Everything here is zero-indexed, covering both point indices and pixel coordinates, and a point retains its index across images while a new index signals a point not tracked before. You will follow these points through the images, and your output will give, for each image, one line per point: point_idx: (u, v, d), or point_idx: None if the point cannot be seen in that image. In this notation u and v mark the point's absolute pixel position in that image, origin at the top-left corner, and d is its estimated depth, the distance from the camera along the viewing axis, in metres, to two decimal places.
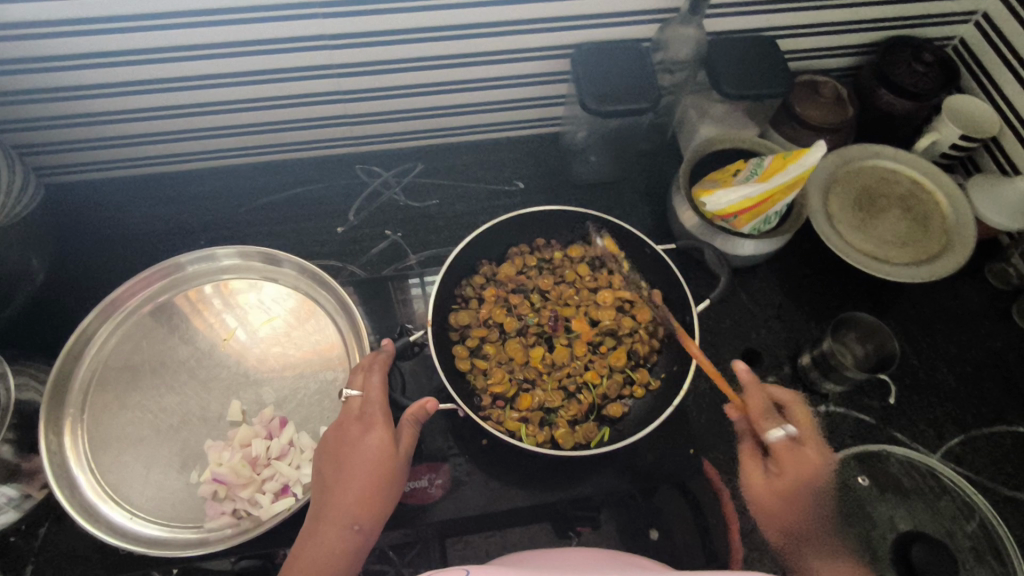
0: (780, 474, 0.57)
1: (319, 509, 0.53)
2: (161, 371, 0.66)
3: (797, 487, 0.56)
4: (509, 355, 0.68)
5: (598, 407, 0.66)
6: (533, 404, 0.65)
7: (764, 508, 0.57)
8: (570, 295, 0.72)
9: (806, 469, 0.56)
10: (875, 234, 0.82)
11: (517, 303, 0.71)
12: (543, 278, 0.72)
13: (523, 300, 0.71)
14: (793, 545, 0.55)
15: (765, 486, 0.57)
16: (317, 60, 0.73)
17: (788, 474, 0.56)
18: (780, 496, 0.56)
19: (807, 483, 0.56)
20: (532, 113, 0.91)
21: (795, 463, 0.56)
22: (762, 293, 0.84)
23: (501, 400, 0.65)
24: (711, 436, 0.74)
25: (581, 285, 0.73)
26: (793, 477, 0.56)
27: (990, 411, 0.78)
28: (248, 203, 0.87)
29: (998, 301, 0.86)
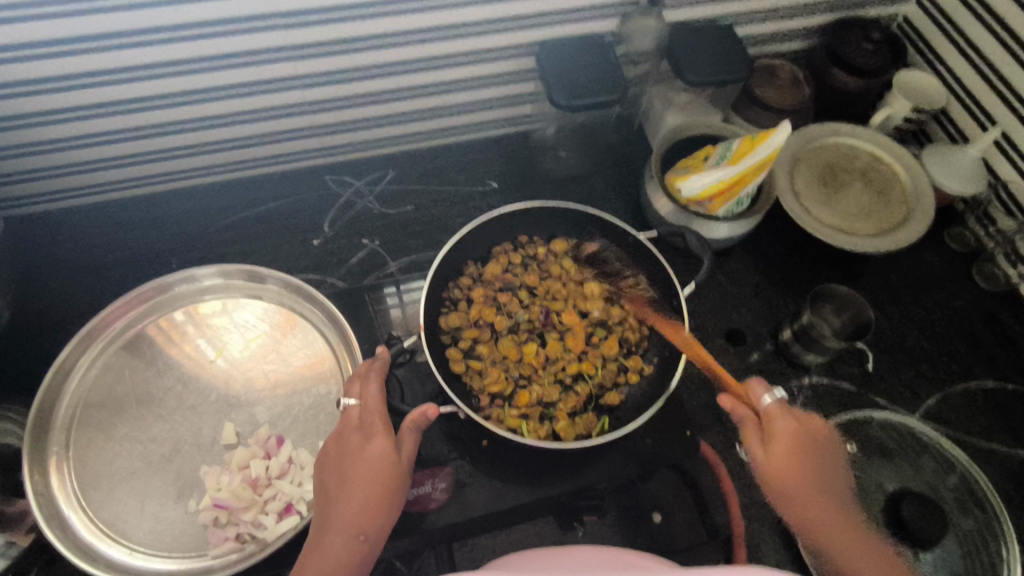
0: (776, 448, 0.58)
1: (323, 520, 0.52)
2: (147, 399, 0.64)
3: (805, 466, 0.57)
4: (502, 353, 0.69)
5: (595, 397, 0.67)
6: (531, 400, 0.66)
7: (785, 489, 0.56)
8: (558, 289, 0.73)
9: (807, 446, 0.58)
10: (840, 208, 0.85)
11: (506, 301, 0.71)
12: (530, 274, 0.73)
13: (511, 298, 0.72)
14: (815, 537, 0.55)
15: (767, 461, 0.58)
16: (283, 71, 0.73)
17: (779, 456, 0.57)
18: (783, 486, 0.56)
19: (799, 460, 0.57)
20: (500, 113, 0.92)
21: (771, 428, 0.59)
22: (738, 273, 0.86)
23: (499, 398, 0.66)
24: (703, 417, 0.76)
25: (568, 279, 0.74)
26: (790, 462, 0.57)
27: (961, 368, 0.82)
28: (219, 223, 0.85)
29: (959, 263, 0.90)
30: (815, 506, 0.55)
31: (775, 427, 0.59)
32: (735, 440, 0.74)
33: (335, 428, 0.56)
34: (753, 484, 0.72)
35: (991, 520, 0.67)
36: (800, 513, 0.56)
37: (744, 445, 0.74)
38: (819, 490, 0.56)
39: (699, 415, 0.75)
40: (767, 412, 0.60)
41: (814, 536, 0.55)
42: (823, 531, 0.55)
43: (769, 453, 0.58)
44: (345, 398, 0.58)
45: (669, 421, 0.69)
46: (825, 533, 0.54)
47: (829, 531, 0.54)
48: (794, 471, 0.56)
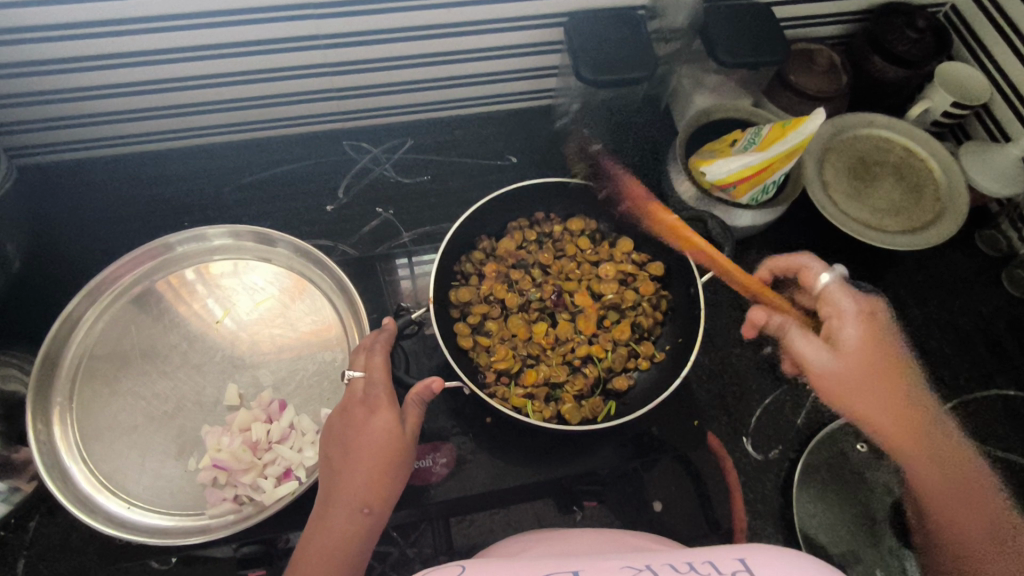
0: (847, 360, 0.59)
1: (328, 493, 0.52)
2: (152, 356, 0.64)
3: (878, 365, 0.59)
4: (512, 331, 0.67)
5: (603, 381, 0.66)
6: (536, 381, 0.65)
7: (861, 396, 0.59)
8: (572, 268, 0.71)
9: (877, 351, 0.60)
10: (869, 203, 0.82)
11: (520, 278, 0.70)
12: (544, 252, 0.71)
13: (524, 275, 0.71)
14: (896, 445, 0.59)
15: (846, 369, 0.59)
16: (304, 30, 0.71)
17: (865, 368, 0.59)
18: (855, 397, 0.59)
19: (889, 363, 0.61)
20: (523, 85, 0.89)
21: (847, 339, 0.60)
22: (758, 264, 0.84)
23: (505, 376, 0.65)
24: (712, 408, 0.74)
25: (583, 259, 0.72)
26: (882, 369, 0.60)
27: (983, 376, 0.80)
28: (232, 183, 0.84)
29: (989, 267, 0.87)
30: (896, 413, 0.58)
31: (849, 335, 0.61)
32: (742, 434, 0.73)
33: (341, 399, 0.56)
34: (758, 479, 0.71)
35: None
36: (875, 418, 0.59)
37: (752, 440, 0.73)
38: (903, 374, 0.62)
39: (710, 406, 0.74)
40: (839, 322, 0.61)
41: (897, 435, 0.59)
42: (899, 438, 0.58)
43: (842, 361, 0.60)
44: (350, 370, 0.57)
45: (678, 410, 0.68)
46: (911, 433, 0.58)
47: (910, 430, 0.58)
48: (882, 381, 0.59)
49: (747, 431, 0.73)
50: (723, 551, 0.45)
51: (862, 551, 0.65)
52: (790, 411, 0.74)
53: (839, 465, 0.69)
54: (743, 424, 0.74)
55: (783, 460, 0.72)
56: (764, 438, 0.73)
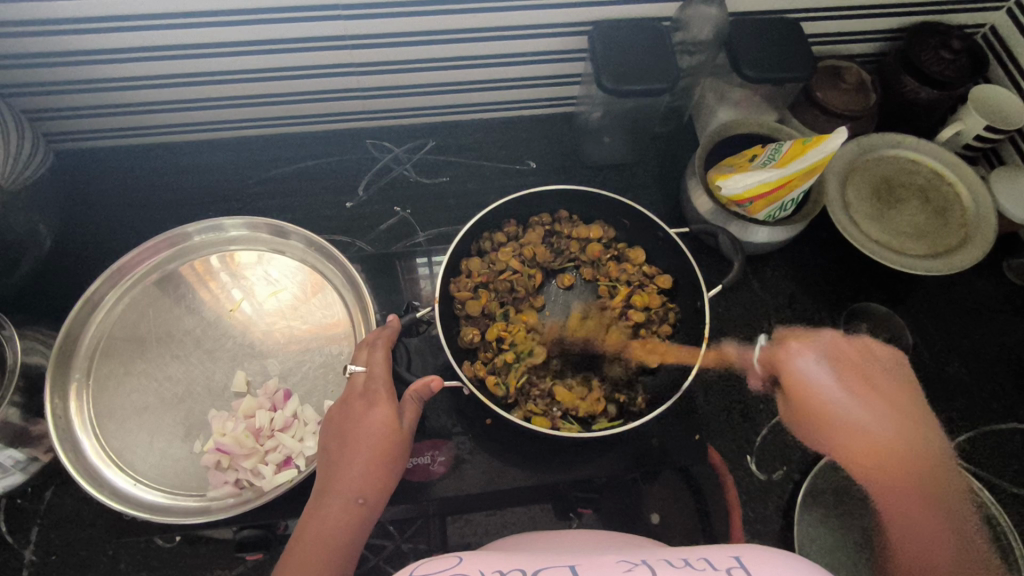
0: (841, 394, 0.58)
1: (325, 481, 0.53)
2: (166, 340, 0.66)
3: (886, 436, 0.56)
4: (503, 343, 0.63)
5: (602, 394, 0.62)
6: (519, 382, 0.61)
7: (909, 521, 0.54)
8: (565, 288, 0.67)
9: (873, 382, 0.59)
10: (893, 225, 0.80)
11: (516, 278, 0.66)
12: (545, 257, 0.68)
13: (524, 278, 0.66)
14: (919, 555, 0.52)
15: (842, 412, 0.57)
16: (331, 30, 0.72)
17: (854, 379, 0.59)
18: (867, 395, 0.58)
19: (940, 512, 0.53)
20: (545, 92, 0.90)
21: (832, 390, 0.58)
22: (773, 281, 0.84)
23: (495, 375, 0.61)
24: (716, 424, 0.74)
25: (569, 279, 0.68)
26: (856, 410, 0.57)
27: (1000, 407, 0.77)
28: (257, 176, 0.86)
29: (1015, 297, 0.84)
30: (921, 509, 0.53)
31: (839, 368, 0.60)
32: (747, 452, 0.73)
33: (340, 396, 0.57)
34: (759, 498, 0.70)
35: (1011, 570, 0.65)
36: (890, 451, 0.55)
37: (756, 458, 0.72)
38: (913, 483, 0.54)
39: (713, 421, 0.74)
40: (818, 354, 0.61)
41: (878, 467, 0.55)
42: (910, 517, 0.54)
43: (870, 433, 0.56)
44: (353, 364, 0.58)
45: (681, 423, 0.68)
46: (950, 530, 0.52)
47: (921, 476, 0.55)
48: (908, 461, 0.55)
49: (752, 450, 0.72)
50: (718, 549, 0.44)
51: None
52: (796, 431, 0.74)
53: (844, 491, 0.68)
54: (748, 442, 0.73)
55: (787, 482, 0.71)
56: (767, 456, 0.72)
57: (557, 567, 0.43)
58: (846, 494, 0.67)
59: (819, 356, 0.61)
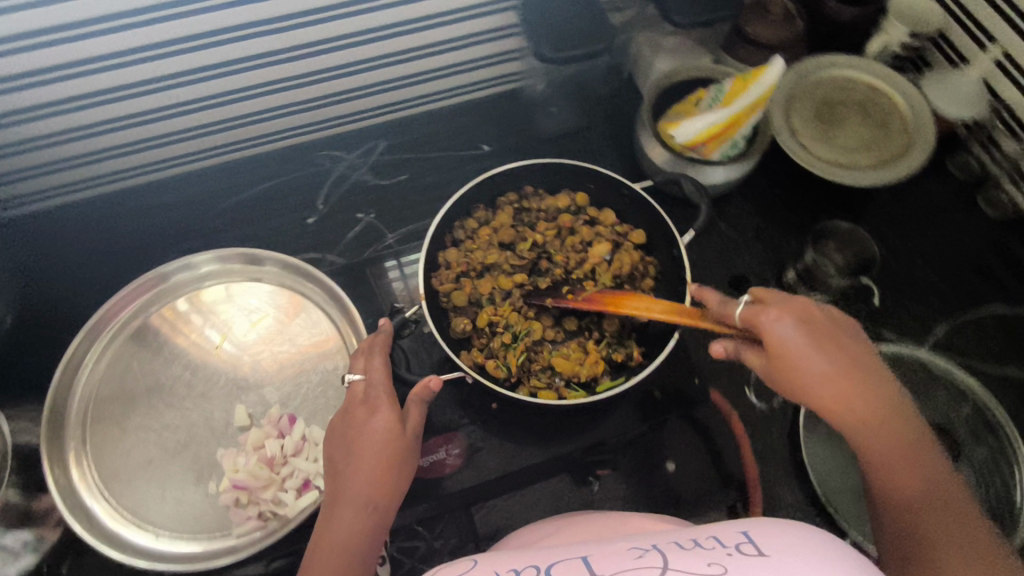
0: (807, 354, 0.49)
1: (334, 494, 0.52)
2: (157, 390, 0.64)
3: (876, 390, 0.50)
4: (497, 327, 0.62)
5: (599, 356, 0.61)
6: (521, 362, 0.60)
7: (891, 469, 0.49)
8: (541, 264, 0.65)
9: (851, 347, 0.51)
10: (839, 143, 0.83)
11: (493, 263, 0.65)
12: (518, 235, 0.66)
13: (500, 260, 0.65)
14: (903, 507, 0.48)
15: (839, 378, 0.49)
16: (263, 47, 0.71)
17: (814, 336, 0.50)
18: (823, 344, 0.50)
19: (915, 452, 0.49)
20: (486, 73, 0.89)
21: (799, 348, 0.50)
22: (738, 218, 0.86)
23: (494, 359, 0.60)
24: (713, 365, 0.76)
25: (544, 253, 0.66)
26: (853, 362, 0.50)
27: (970, 297, 0.81)
28: (213, 208, 0.85)
29: (963, 192, 0.88)
30: (857, 413, 0.49)
31: (808, 323, 0.51)
32: (745, 386, 0.75)
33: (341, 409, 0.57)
34: (764, 427, 0.73)
35: (1004, 446, 0.71)
36: (837, 398, 0.49)
37: (755, 389, 0.75)
38: (890, 428, 0.49)
39: (708, 363, 0.76)
40: (782, 312, 0.51)
41: (845, 419, 0.49)
42: (905, 482, 0.49)
43: (857, 393, 0.49)
44: (351, 374, 0.58)
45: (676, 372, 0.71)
46: (911, 453, 0.49)
47: (891, 421, 0.49)
48: (885, 418, 0.49)
49: (749, 382, 0.75)
50: (730, 525, 0.45)
51: None
52: None
53: None
54: (745, 376, 0.76)
55: (787, 405, 0.74)
56: (765, 385, 0.75)
57: (569, 559, 0.44)
58: None
59: (783, 312, 0.51)
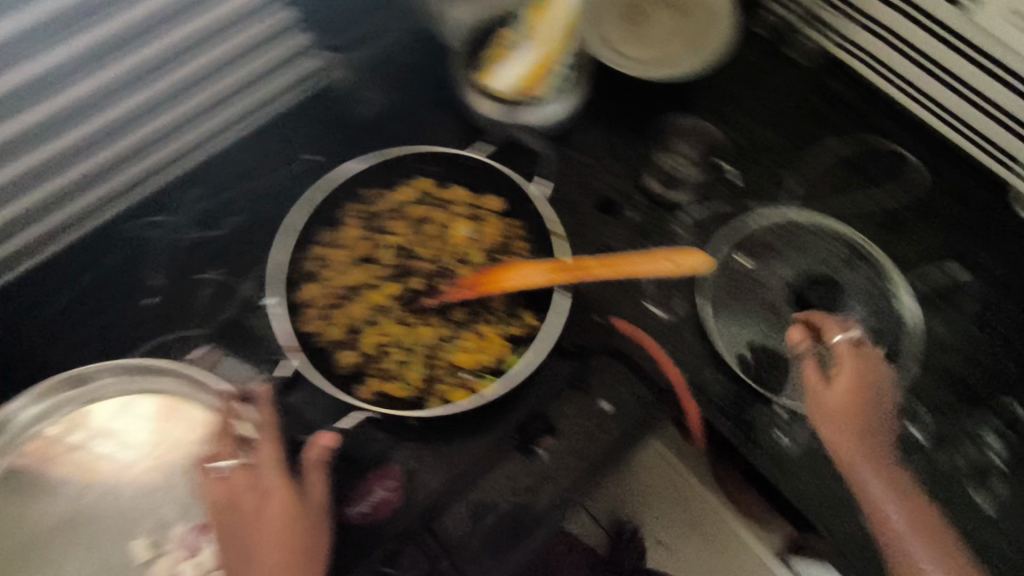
0: (840, 391, 0.67)
1: (246, 559, 0.57)
2: (37, 559, 0.59)
3: (884, 445, 0.66)
4: (386, 347, 0.57)
5: (496, 338, 0.58)
6: (422, 375, 0.56)
7: (880, 502, 0.63)
8: (407, 264, 0.60)
9: (885, 416, 0.68)
10: (650, 43, 0.88)
11: (359, 283, 0.59)
12: (374, 244, 0.60)
13: (363, 277, 0.59)
14: (876, 511, 0.63)
15: (836, 397, 0.67)
16: (53, 113, 0.67)
17: (855, 395, 0.67)
18: (863, 399, 0.67)
19: (920, 516, 0.63)
20: (281, 79, 0.82)
21: (826, 394, 0.67)
22: (586, 143, 0.84)
23: (393, 381, 0.56)
24: (610, 295, 0.76)
25: (407, 251, 0.61)
26: (863, 412, 0.67)
27: (810, 144, 0.86)
28: (29, 328, 0.73)
29: (775, 49, 0.92)
30: (857, 438, 0.66)
31: (849, 369, 0.68)
32: (643, 301, 0.76)
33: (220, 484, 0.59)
34: (674, 334, 0.74)
35: (876, 269, 0.77)
36: (856, 442, 0.65)
37: (654, 302, 0.76)
38: (902, 489, 0.64)
39: (605, 294, 0.76)
40: (841, 364, 0.69)
41: (840, 451, 0.66)
42: (879, 498, 0.63)
43: (850, 420, 0.66)
44: (223, 462, 0.60)
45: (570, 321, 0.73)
46: (906, 500, 0.64)
47: (880, 456, 0.66)
48: (892, 479, 0.64)
49: (646, 297, 0.76)
50: None
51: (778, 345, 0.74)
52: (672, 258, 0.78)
53: (734, 285, 0.77)
54: (643, 295, 0.76)
55: (687, 307, 0.76)
56: (664, 296, 0.76)
57: None
58: (739, 288, 0.77)
59: (858, 342, 0.70)
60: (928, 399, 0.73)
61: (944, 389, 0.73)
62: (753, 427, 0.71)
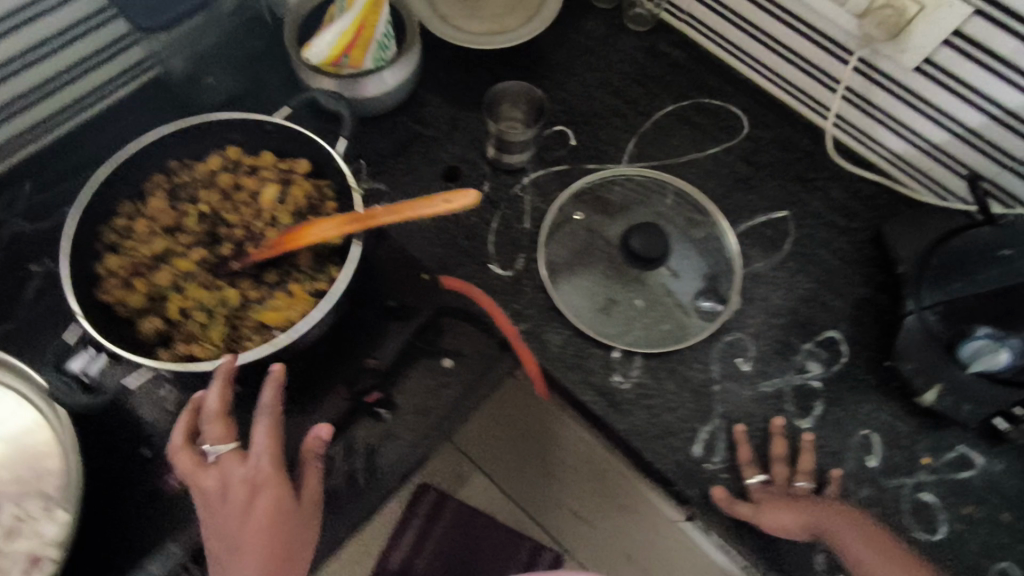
0: (850, 543, 0.63)
1: (228, 549, 0.56)
2: None
3: (890, 553, 0.62)
4: (189, 311, 0.58)
5: (301, 290, 0.59)
6: (224, 334, 0.58)
7: None
8: (215, 232, 0.62)
9: (866, 527, 0.64)
10: (486, 14, 0.88)
11: (166, 253, 0.61)
12: (181, 213, 0.62)
13: (167, 246, 0.61)
14: None
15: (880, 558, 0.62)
16: None
17: (857, 534, 0.63)
18: (873, 541, 0.63)
19: None
20: (113, 67, 0.81)
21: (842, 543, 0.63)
22: (430, 115, 0.88)
23: (198, 342, 0.58)
24: (452, 257, 0.80)
25: (216, 217, 0.63)
26: (865, 535, 0.63)
27: (643, 105, 0.92)
28: None
29: (612, 20, 0.98)
30: (875, 557, 0.62)
31: (831, 510, 0.66)
32: (485, 262, 0.80)
33: (210, 468, 0.57)
34: (516, 291, 0.78)
35: (706, 216, 0.83)
36: (881, 567, 0.61)
37: (497, 262, 0.80)
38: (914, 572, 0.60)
39: (448, 256, 0.80)
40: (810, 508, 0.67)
41: None
42: None
43: (865, 551, 0.62)
44: (212, 444, 0.58)
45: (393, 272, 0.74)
46: None
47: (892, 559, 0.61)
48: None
49: (488, 258, 0.80)
50: None
51: (612, 293, 0.78)
52: (514, 219, 0.82)
53: (577, 238, 0.81)
54: (485, 255, 0.80)
55: (527, 265, 0.80)
56: (505, 256, 0.80)
57: None
58: (586, 241, 0.81)
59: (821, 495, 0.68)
60: (750, 331, 0.79)
61: (764, 321, 0.80)
62: (591, 369, 0.75)
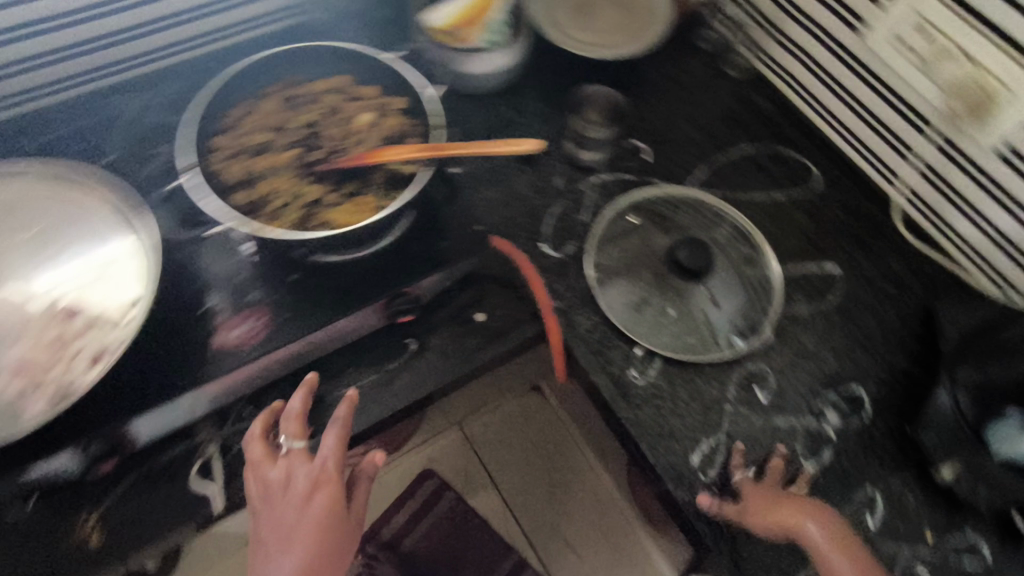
0: (821, 546, 0.65)
1: (278, 538, 0.60)
2: None
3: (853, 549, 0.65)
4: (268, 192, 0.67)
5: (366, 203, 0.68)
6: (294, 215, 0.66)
7: None
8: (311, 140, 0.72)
9: (835, 527, 0.67)
10: (596, 29, 0.94)
11: (267, 143, 0.70)
12: (291, 116, 0.73)
13: (269, 138, 0.71)
14: None
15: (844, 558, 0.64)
16: None
17: (828, 537, 0.66)
18: (840, 541, 0.66)
19: None
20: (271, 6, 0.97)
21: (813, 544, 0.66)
22: (521, 103, 0.96)
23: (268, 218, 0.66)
24: (509, 227, 0.85)
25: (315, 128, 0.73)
26: (837, 538, 0.66)
27: (721, 141, 0.97)
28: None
29: (712, 64, 1.04)
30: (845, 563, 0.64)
31: (805, 509, 0.68)
32: (537, 239, 0.85)
33: (279, 459, 0.64)
34: (560, 271, 0.83)
35: (755, 251, 0.84)
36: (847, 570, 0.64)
37: (548, 242, 0.85)
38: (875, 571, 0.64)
39: (505, 224, 0.86)
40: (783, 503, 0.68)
41: None
42: None
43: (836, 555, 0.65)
44: (290, 438, 0.66)
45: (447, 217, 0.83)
46: None
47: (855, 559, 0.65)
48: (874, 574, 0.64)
49: (541, 237, 0.85)
50: None
51: (649, 295, 0.80)
52: (574, 209, 0.88)
53: (626, 240, 0.84)
54: (538, 233, 0.86)
55: (575, 251, 0.84)
56: (557, 238, 0.85)
57: None
58: (638, 249, 0.83)
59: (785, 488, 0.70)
60: (774, 365, 0.80)
61: (790, 360, 0.80)
62: (611, 358, 0.78)
